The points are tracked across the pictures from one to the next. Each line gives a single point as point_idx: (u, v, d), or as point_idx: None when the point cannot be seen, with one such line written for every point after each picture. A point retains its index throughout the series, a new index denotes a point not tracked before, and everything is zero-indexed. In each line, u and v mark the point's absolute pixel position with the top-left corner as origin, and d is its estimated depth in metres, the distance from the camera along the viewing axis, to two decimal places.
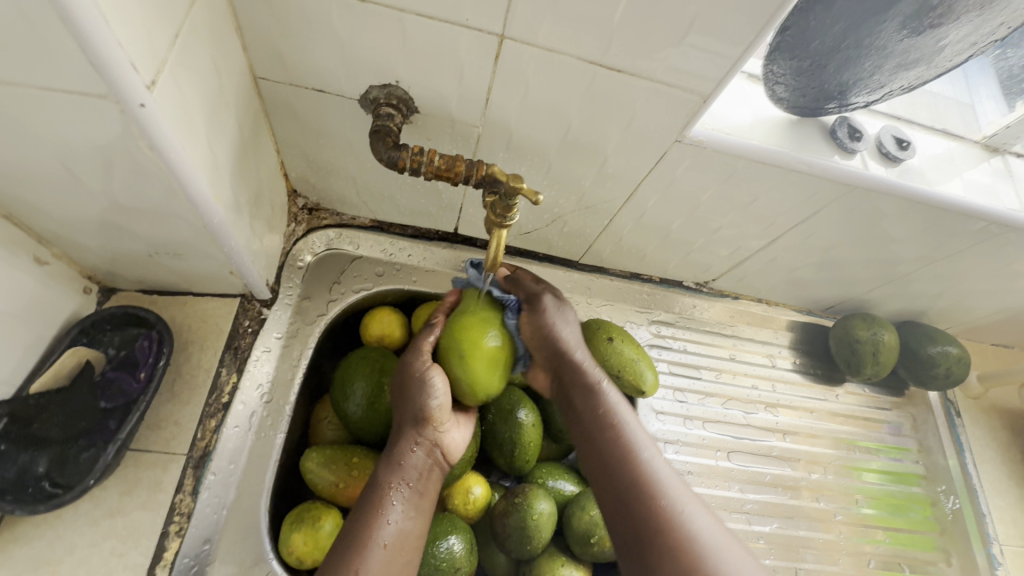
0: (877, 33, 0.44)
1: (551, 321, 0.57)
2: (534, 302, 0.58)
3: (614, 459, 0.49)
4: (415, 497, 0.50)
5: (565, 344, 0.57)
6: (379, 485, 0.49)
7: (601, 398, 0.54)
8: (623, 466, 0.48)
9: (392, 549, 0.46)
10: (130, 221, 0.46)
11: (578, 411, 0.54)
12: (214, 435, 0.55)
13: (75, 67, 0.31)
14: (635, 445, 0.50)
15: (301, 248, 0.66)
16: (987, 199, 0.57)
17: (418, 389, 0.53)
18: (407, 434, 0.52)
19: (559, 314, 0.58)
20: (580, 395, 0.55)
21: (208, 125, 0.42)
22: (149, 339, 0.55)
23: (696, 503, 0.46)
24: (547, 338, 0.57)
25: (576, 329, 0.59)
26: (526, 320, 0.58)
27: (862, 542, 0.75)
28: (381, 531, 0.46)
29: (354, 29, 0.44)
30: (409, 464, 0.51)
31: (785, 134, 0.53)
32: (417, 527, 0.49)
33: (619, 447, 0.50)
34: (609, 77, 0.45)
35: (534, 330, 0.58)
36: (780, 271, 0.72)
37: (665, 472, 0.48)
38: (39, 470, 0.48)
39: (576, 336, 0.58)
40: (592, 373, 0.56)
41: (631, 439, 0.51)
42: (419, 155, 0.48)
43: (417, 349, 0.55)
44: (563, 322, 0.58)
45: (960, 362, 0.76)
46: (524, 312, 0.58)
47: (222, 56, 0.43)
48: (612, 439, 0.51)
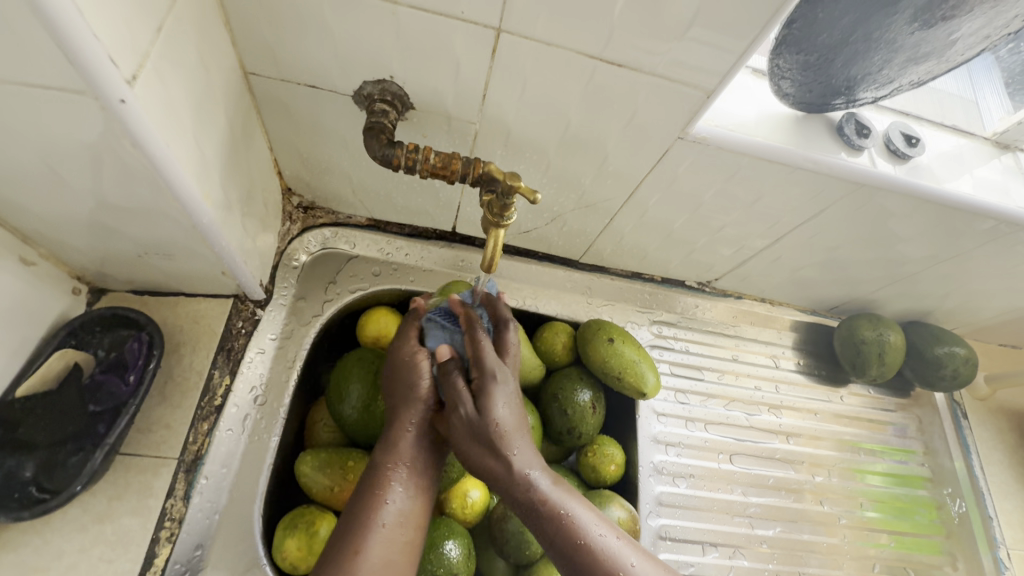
0: (886, 26, 0.42)
1: (488, 401, 0.48)
2: (487, 384, 0.49)
3: (573, 543, 0.45)
4: (414, 477, 0.49)
5: (503, 437, 0.48)
6: (378, 465, 0.49)
7: (537, 484, 0.47)
8: (581, 549, 0.44)
9: (393, 529, 0.46)
10: (117, 221, 0.45)
11: (530, 511, 0.47)
12: (206, 439, 0.54)
13: (50, 60, 0.30)
14: (587, 527, 0.46)
15: (296, 248, 0.65)
16: (998, 197, 0.56)
17: (410, 370, 0.52)
18: (404, 413, 0.50)
19: (495, 388, 0.49)
20: (521, 493, 0.47)
21: (195, 122, 0.41)
22: (139, 340, 0.54)
23: (648, 560, 0.45)
24: (497, 469, 0.48)
25: (513, 404, 0.50)
26: (464, 412, 0.48)
27: (866, 546, 0.74)
28: (381, 513, 0.46)
29: (346, 22, 0.42)
30: (409, 444, 0.49)
31: (790, 131, 0.51)
32: (418, 506, 0.48)
33: (582, 538, 0.45)
34: (609, 71, 0.44)
35: (465, 428, 0.48)
36: (783, 271, 0.71)
37: (617, 544, 0.45)
38: (26, 475, 0.47)
39: (512, 418, 0.49)
40: (521, 464, 0.48)
41: (583, 522, 0.46)
42: (414, 152, 0.47)
43: (407, 333, 0.54)
44: (497, 403, 0.49)
45: (967, 363, 0.75)
46: (465, 397, 0.49)
47: (209, 50, 0.41)
48: (564, 532, 0.45)
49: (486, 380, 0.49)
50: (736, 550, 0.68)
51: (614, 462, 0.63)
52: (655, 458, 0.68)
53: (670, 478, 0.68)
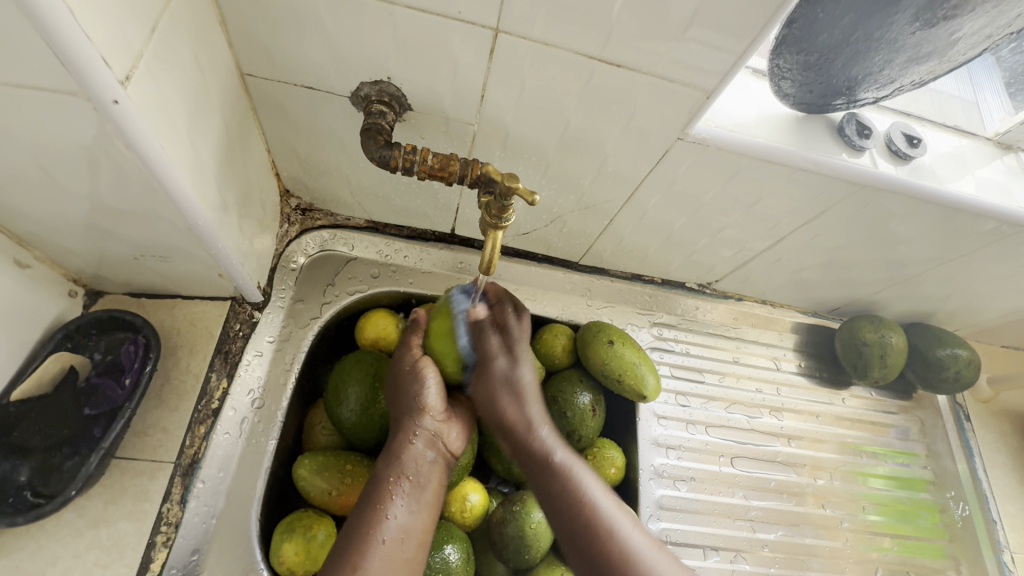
0: (888, 25, 0.42)
1: (516, 361, 0.55)
2: (515, 345, 0.56)
3: (578, 505, 0.50)
4: (417, 491, 0.50)
5: (526, 392, 0.55)
6: (378, 481, 0.50)
7: (549, 443, 0.54)
8: (581, 510, 0.50)
9: (393, 545, 0.47)
10: (112, 224, 0.45)
11: (540, 470, 0.53)
12: (203, 442, 0.54)
13: (42, 61, 0.30)
14: (590, 489, 0.52)
15: (294, 250, 0.65)
16: (1001, 197, 0.55)
17: (411, 386, 0.53)
18: (405, 428, 0.52)
19: (523, 353, 0.56)
20: (534, 451, 0.53)
21: (190, 124, 0.41)
22: (134, 343, 0.54)
23: (638, 529, 0.50)
24: (513, 415, 0.54)
25: (535, 373, 0.57)
26: (497, 365, 0.54)
27: (868, 550, 0.73)
28: (379, 529, 0.47)
29: (343, 23, 0.42)
30: (410, 459, 0.51)
31: (791, 131, 0.51)
32: (420, 521, 0.49)
33: (585, 497, 0.51)
34: (608, 72, 0.44)
35: (500, 382, 0.54)
36: (784, 272, 0.71)
37: (615, 509, 0.51)
38: (21, 479, 0.47)
39: (533, 381, 0.56)
40: (536, 420, 0.55)
41: (586, 484, 0.52)
42: (412, 153, 0.47)
43: (407, 345, 0.55)
44: (524, 363, 0.56)
45: (970, 365, 0.75)
46: (496, 355, 0.55)
47: (205, 52, 0.41)
48: (572, 492, 0.51)
49: (517, 345, 0.56)
50: (737, 554, 0.67)
51: (614, 465, 0.63)
52: (655, 461, 0.68)
53: (671, 482, 0.68)
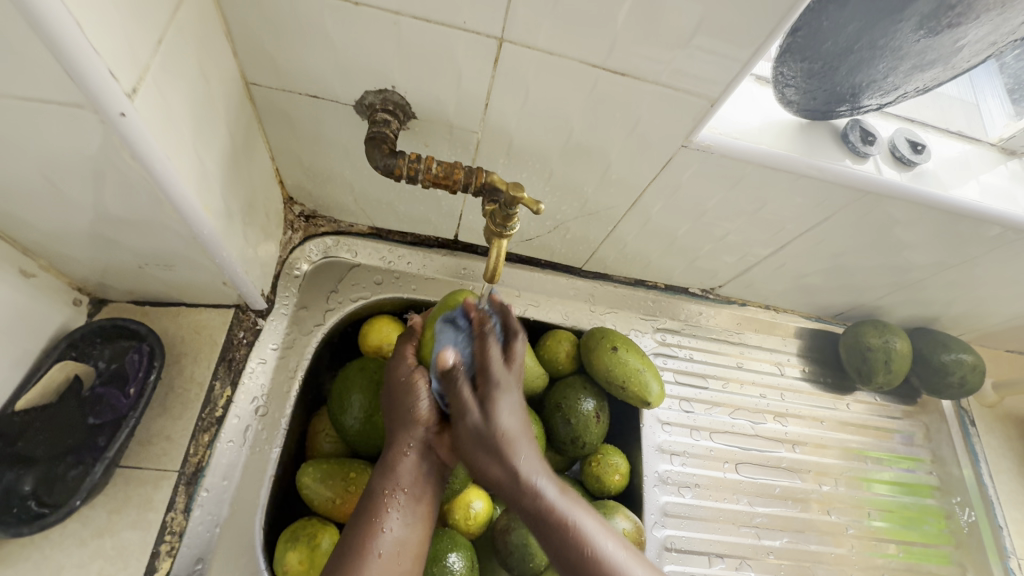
0: (892, 33, 0.42)
1: (491, 409, 0.49)
2: (490, 392, 0.49)
3: (584, 563, 0.45)
4: (412, 503, 0.49)
5: (508, 441, 0.48)
6: (374, 492, 0.49)
7: (547, 493, 0.47)
8: (588, 565, 0.44)
9: (388, 559, 0.46)
10: (117, 233, 0.45)
11: (537, 523, 0.47)
12: (206, 451, 0.54)
13: (49, 74, 0.30)
14: (593, 537, 0.46)
15: (298, 257, 0.65)
16: (1005, 203, 0.55)
17: (408, 396, 0.51)
18: (402, 438, 0.51)
19: (500, 399, 0.49)
20: (529, 503, 0.47)
21: (195, 134, 0.41)
22: (139, 352, 0.54)
23: (650, 573, 0.45)
24: (499, 475, 0.48)
25: (519, 410, 0.50)
26: (470, 420, 0.48)
27: (874, 556, 0.73)
28: (376, 543, 0.46)
29: (348, 33, 0.42)
30: (407, 469, 0.50)
31: (794, 138, 0.51)
32: (416, 534, 0.49)
33: (589, 549, 0.45)
34: (613, 80, 0.44)
35: (472, 435, 0.48)
36: (788, 278, 0.70)
37: (622, 556, 0.45)
38: (24, 489, 0.47)
39: (518, 424, 0.49)
40: (528, 471, 0.48)
41: (588, 532, 0.46)
42: (416, 162, 0.47)
43: (403, 356, 0.54)
44: (501, 411, 0.49)
45: (974, 370, 0.74)
46: (471, 405, 0.48)
47: (210, 61, 0.41)
48: (576, 544, 0.45)
49: (496, 386, 0.49)
50: (742, 561, 0.67)
51: (618, 471, 0.62)
52: (659, 467, 0.68)
53: (675, 488, 0.68)
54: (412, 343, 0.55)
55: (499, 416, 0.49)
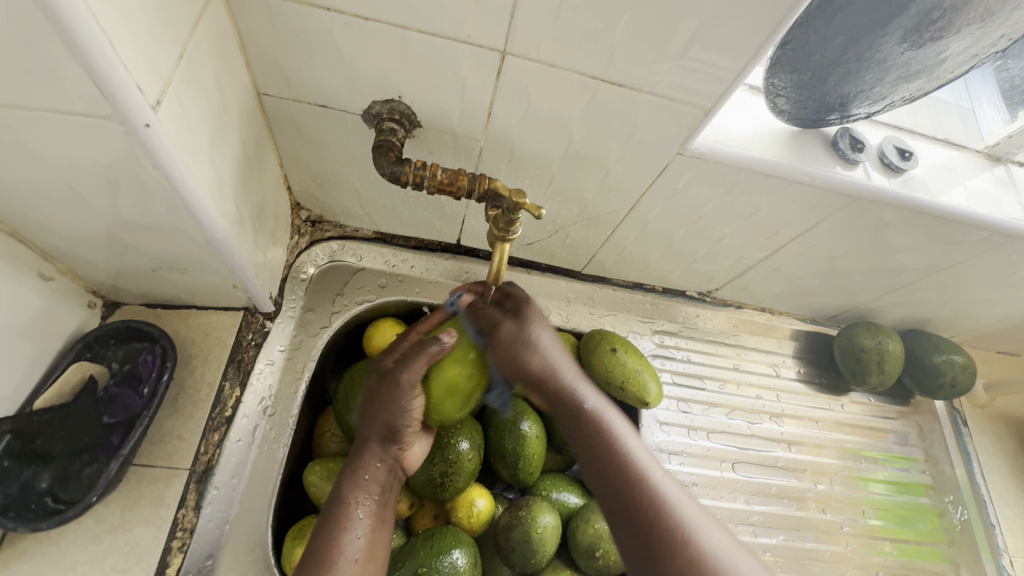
0: (877, 46, 0.44)
1: (528, 323, 0.54)
2: (526, 307, 0.54)
3: (610, 458, 0.49)
4: (379, 510, 0.50)
5: (540, 350, 0.53)
6: (344, 499, 0.49)
7: (583, 396, 0.53)
8: (616, 463, 0.49)
9: (363, 563, 0.47)
10: (134, 238, 0.47)
11: (572, 417, 0.53)
12: (216, 450, 0.55)
13: (79, 87, 0.31)
14: (620, 436, 0.51)
15: (304, 260, 0.66)
16: (991, 208, 0.57)
17: (396, 409, 0.50)
18: (373, 448, 0.51)
19: (536, 312, 0.55)
20: (568, 402, 0.53)
21: (212, 143, 0.43)
22: (152, 353, 0.56)
23: (656, 462, 0.50)
24: (536, 366, 0.53)
25: (558, 336, 0.56)
26: (504, 331, 0.52)
27: (869, 554, 0.74)
28: (350, 548, 0.47)
29: (357, 46, 0.44)
30: (374, 478, 0.51)
31: (786, 145, 0.53)
32: (382, 538, 0.50)
33: (613, 442, 0.50)
34: (611, 90, 0.46)
35: (506, 347, 0.51)
36: (783, 281, 0.72)
37: (644, 454, 0.50)
38: (41, 486, 0.48)
39: (553, 343, 0.54)
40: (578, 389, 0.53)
41: (616, 429, 0.51)
42: (422, 169, 0.48)
43: (410, 367, 0.49)
44: (537, 325, 0.54)
45: (966, 371, 0.76)
46: (504, 321, 0.53)
47: (225, 73, 0.43)
48: (604, 439, 0.50)
49: (526, 311, 0.54)
50: None
51: None
52: None
53: None
54: (423, 359, 0.49)
55: (536, 329, 0.53)
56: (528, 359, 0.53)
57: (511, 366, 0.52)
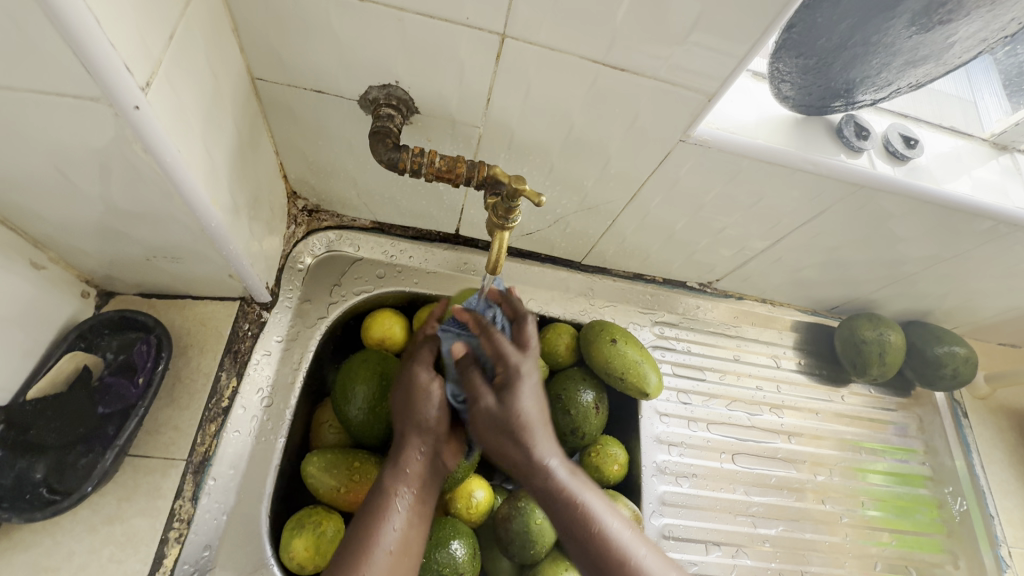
0: (885, 30, 0.43)
1: (513, 393, 0.53)
2: (512, 378, 0.54)
3: (586, 534, 0.50)
4: (417, 504, 0.52)
5: (528, 428, 0.53)
6: (383, 491, 0.51)
7: (558, 474, 0.53)
8: (600, 552, 0.50)
9: (396, 555, 0.49)
10: (127, 225, 0.46)
11: (550, 501, 0.53)
12: (213, 440, 0.55)
13: (65, 67, 0.31)
14: (600, 515, 0.51)
15: (301, 251, 0.65)
16: (996, 196, 0.57)
17: (422, 397, 0.55)
18: (413, 442, 0.53)
19: (522, 385, 0.54)
20: (540, 479, 0.53)
21: (205, 128, 0.42)
22: (147, 343, 0.55)
23: (629, 529, 0.52)
24: (520, 458, 0.53)
25: (537, 397, 0.55)
26: (484, 404, 0.53)
27: (868, 545, 0.74)
28: (384, 539, 0.48)
29: (352, 29, 0.43)
30: (414, 472, 0.53)
31: (790, 133, 0.52)
32: (419, 533, 0.51)
33: (595, 526, 0.51)
34: (612, 75, 0.45)
35: (488, 418, 0.53)
36: (784, 271, 0.72)
37: (627, 536, 0.51)
38: (36, 476, 0.48)
39: (536, 410, 0.54)
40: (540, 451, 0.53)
41: (595, 510, 0.52)
42: (419, 156, 0.47)
43: (422, 360, 0.57)
44: (522, 397, 0.53)
45: (968, 362, 0.76)
46: (484, 390, 0.54)
47: (217, 56, 0.42)
48: (583, 519, 0.51)
49: (512, 379, 0.54)
50: (739, 549, 0.68)
51: (617, 462, 0.63)
52: (657, 458, 0.69)
53: (673, 478, 0.69)
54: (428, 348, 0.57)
55: (521, 399, 0.53)
56: (507, 443, 0.53)
57: (486, 425, 0.54)
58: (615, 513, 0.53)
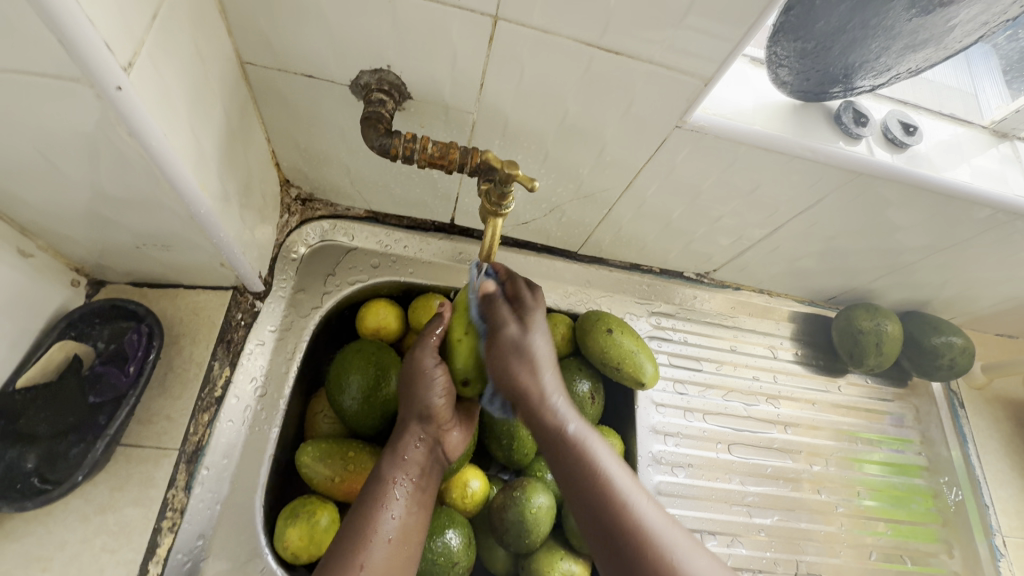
0: (884, 12, 0.42)
1: (528, 327, 0.49)
2: (528, 311, 0.49)
3: (587, 481, 0.46)
4: (417, 493, 0.51)
5: (538, 359, 0.48)
6: (381, 478, 0.50)
7: (569, 428, 0.48)
8: (612, 509, 0.44)
9: (396, 543, 0.48)
10: (115, 212, 0.45)
11: (555, 443, 0.48)
12: (206, 430, 0.54)
13: (44, 45, 0.30)
14: (607, 466, 0.46)
15: (294, 240, 0.65)
16: (995, 185, 0.56)
17: (422, 383, 0.52)
18: (412, 431, 0.52)
19: (536, 318, 0.49)
20: (546, 425, 0.48)
21: (192, 113, 0.41)
22: (138, 332, 0.54)
23: (635, 484, 0.46)
24: (527, 385, 0.48)
25: (548, 340, 0.50)
26: (508, 331, 0.48)
27: (863, 534, 0.74)
28: (384, 528, 0.47)
29: (342, 11, 0.42)
30: (413, 460, 0.52)
31: (788, 119, 0.51)
32: (418, 522, 0.50)
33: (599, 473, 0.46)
34: (607, 59, 0.44)
35: (510, 346, 0.47)
36: (782, 261, 0.71)
37: (629, 484, 0.46)
38: (27, 467, 0.47)
39: (548, 349, 0.49)
40: (551, 394, 0.48)
41: (600, 454, 0.47)
42: (411, 142, 0.47)
43: (426, 343, 0.53)
44: (536, 331, 0.49)
45: (965, 352, 0.75)
46: (511, 321, 0.48)
47: (204, 39, 0.41)
48: (589, 468, 0.46)
49: (530, 315, 0.49)
50: (734, 538, 0.69)
51: (612, 452, 0.63)
52: (653, 448, 0.69)
53: (668, 468, 0.69)
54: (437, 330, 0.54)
55: (533, 333, 0.49)
56: (518, 369, 0.47)
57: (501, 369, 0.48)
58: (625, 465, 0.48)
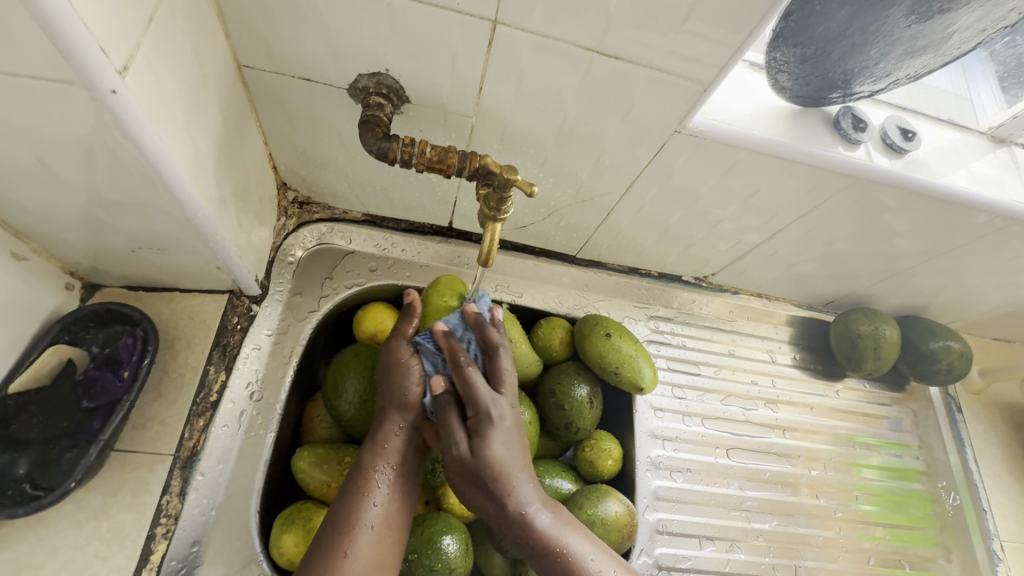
0: (883, 18, 0.42)
1: (482, 445, 0.49)
2: (483, 426, 0.50)
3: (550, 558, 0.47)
4: (400, 480, 0.50)
5: (500, 476, 0.49)
6: (363, 468, 0.50)
7: (537, 522, 0.48)
8: None
9: (379, 530, 0.47)
10: (109, 215, 0.45)
11: (518, 530, 0.48)
12: (202, 435, 0.54)
13: (39, 50, 0.30)
14: (583, 562, 0.47)
15: (292, 243, 0.64)
16: (993, 190, 0.56)
17: (399, 378, 0.53)
18: (391, 419, 0.52)
19: (493, 432, 0.50)
20: (514, 530, 0.48)
21: (189, 117, 0.41)
22: (133, 336, 0.54)
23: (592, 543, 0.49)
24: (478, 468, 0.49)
25: (511, 444, 0.50)
26: (459, 451, 0.50)
27: (861, 539, 0.74)
28: (366, 515, 0.47)
29: (340, 15, 0.42)
30: (393, 447, 0.51)
31: (787, 124, 0.51)
32: (402, 508, 0.50)
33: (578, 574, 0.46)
34: (607, 64, 0.44)
35: (461, 470, 0.50)
36: (780, 266, 0.71)
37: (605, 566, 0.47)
38: (19, 472, 0.47)
39: (511, 458, 0.50)
40: (510, 469, 0.49)
41: (576, 555, 0.47)
42: (410, 146, 0.47)
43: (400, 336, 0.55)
44: (493, 445, 0.49)
45: (962, 357, 0.75)
46: (460, 437, 0.50)
47: (201, 41, 0.41)
48: (565, 567, 0.46)
49: (484, 428, 0.50)
50: (732, 544, 0.68)
51: (610, 457, 0.63)
52: (652, 452, 0.69)
53: (667, 473, 0.69)
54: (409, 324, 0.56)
55: (492, 445, 0.49)
56: (472, 488, 0.49)
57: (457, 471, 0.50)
58: (597, 550, 0.48)
